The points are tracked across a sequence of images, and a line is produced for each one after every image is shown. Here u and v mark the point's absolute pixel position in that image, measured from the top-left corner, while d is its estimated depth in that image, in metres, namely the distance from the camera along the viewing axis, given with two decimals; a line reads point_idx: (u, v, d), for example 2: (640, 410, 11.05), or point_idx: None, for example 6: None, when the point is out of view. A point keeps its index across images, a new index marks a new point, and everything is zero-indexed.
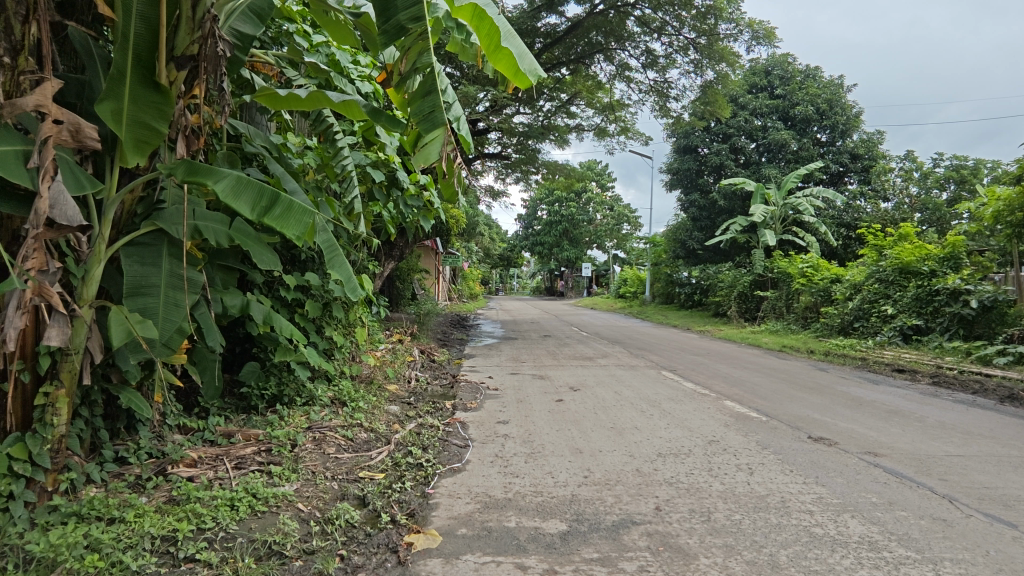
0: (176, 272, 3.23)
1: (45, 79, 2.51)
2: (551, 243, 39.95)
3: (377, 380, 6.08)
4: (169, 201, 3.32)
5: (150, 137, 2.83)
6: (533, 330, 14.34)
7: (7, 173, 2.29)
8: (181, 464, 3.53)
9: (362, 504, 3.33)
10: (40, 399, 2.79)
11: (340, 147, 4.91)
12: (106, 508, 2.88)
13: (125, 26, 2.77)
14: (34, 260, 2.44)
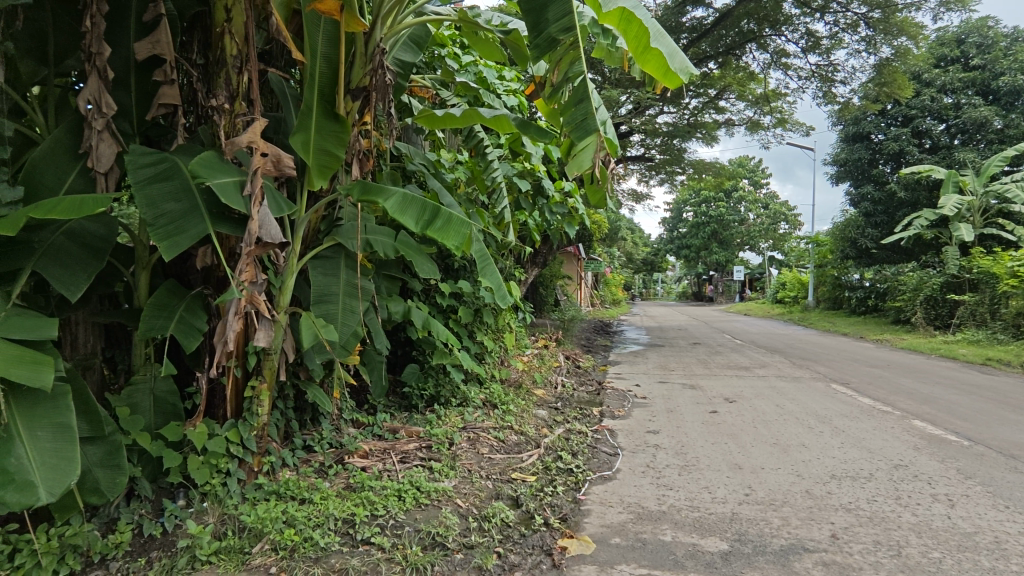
0: (352, 282, 3.61)
1: (254, 119, 2.94)
2: (698, 245, 38.10)
3: (525, 385, 6.24)
4: (346, 218, 3.71)
5: (331, 162, 3.17)
6: (681, 337, 13.74)
7: (229, 200, 2.66)
8: (356, 454, 3.92)
9: (516, 504, 3.44)
10: (249, 391, 3.28)
11: (490, 160, 5.16)
12: (298, 489, 3.30)
13: (311, 66, 3.12)
14: (246, 273, 2.86)
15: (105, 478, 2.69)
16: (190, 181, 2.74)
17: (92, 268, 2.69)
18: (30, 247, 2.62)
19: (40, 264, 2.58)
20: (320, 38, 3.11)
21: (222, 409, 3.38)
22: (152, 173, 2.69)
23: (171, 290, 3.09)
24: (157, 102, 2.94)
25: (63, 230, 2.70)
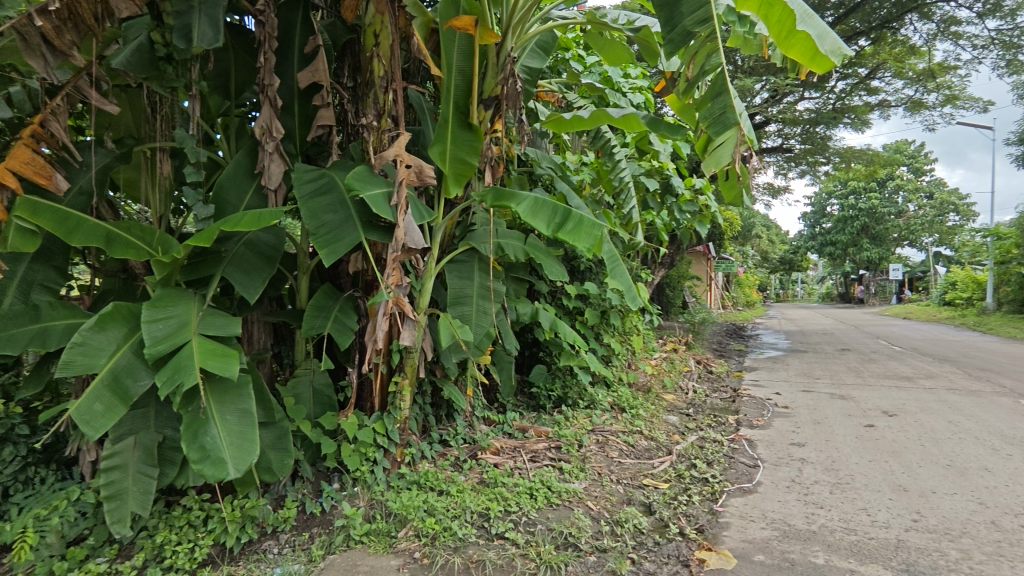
0: (485, 284, 3.75)
1: (398, 134, 3.17)
2: (846, 242, 34.58)
3: (654, 389, 6.06)
4: (479, 223, 3.87)
5: (465, 170, 3.32)
6: (827, 343, 12.54)
7: (379, 210, 2.88)
8: (489, 451, 4.07)
9: (648, 511, 3.36)
10: (392, 387, 3.54)
11: (617, 160, 5.10)
12: (437, 480, 3.49)
13: (447, 81, 3.29)
14: (393, 277, 3.10)
15: (275, 459, 3.04)
16: (346, 194, 3.01)
17: (266, 273, 3.07)
18: (219, 256, 3.04)
19: (227, 270, 2.99)
20: (456, 53, 3.27)
21: (370, 402, 3.67)
22: (314, 188, 3.00)
23: (328, 293, 3.42)
24: (317, 124, 3.28)
25: (243, 241, 3.10)
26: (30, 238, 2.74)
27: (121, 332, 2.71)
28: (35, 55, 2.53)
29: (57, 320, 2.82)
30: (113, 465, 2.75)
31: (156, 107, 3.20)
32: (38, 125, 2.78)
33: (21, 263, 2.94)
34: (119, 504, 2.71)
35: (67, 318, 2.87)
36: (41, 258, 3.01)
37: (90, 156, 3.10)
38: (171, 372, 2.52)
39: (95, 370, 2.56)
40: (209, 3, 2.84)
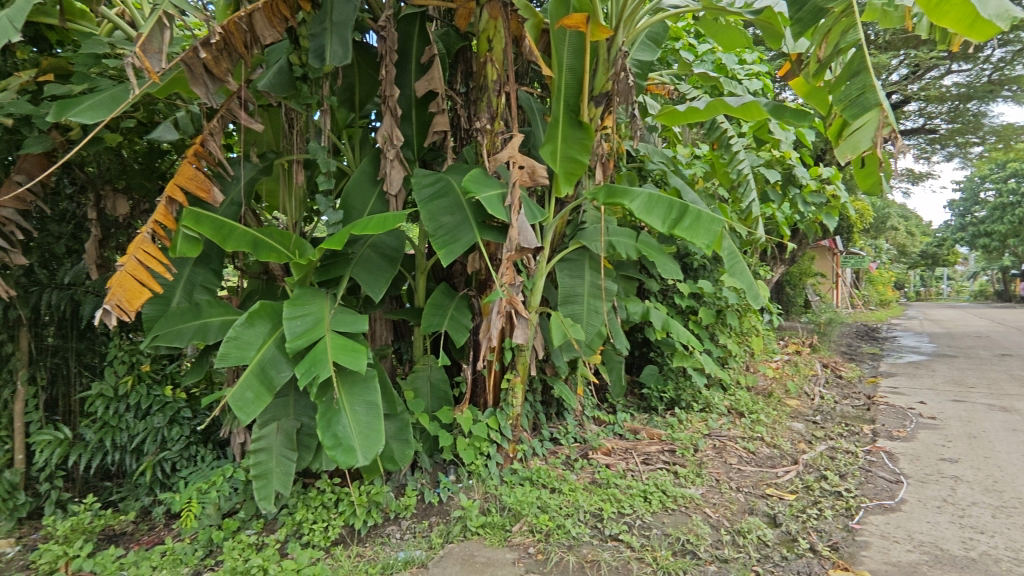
0: (596, 282, 3.73)
1: (511, 136, 3.24)
2: (1005, 232, 30.28)
3: (777, 394, 5.68)
4: (590, 222, 3.86)
5: (576, 169, 3.31)
6: (983, 347, 11.04)
7: (494, 210, 2.94)
8: (600, 451, 4.03)
9: (774, 523, 3.16)
10: (505, 383, 3.62)
11: (735, 151, 4.82)
12: (548, 478, 3.52)
13: (558, 80, 3.30)
14: (507, 276, 3.16)
15: (397, 449, 3.22)
16: (461, 196, 3.12)
17: (388, 274, 3.26)
18: (348, 258, 3.27)
19: (354, 271, 3.22)
20: (567, 51, 3.27)
21: (483, 398, 3.80)
22: (433, 191, 3.14)
23: (445, 291, 3.57)
24: (433, 130, 3.43)
25: (368, 243, 3.32)
26: (193, 243, 3.08)
27: (266, 327, 3.01)
28: (198, 82, 2.83)
29: (214, 317, 3.19)
30: (260, 447, 3.06)
31: (293, 123, 3.52)
32: (199, 145, 3.15)
33: (186, 267, 3.36)
34: (265, 483, 3.01)
35: (223, 314, 3.24)
36: (202, 262, 3.41)
37: (240, 170, 3.46)
38: (309, 364, 2.75)
39: (246, 361, 2.86)
40: (339, 24, 3.05)
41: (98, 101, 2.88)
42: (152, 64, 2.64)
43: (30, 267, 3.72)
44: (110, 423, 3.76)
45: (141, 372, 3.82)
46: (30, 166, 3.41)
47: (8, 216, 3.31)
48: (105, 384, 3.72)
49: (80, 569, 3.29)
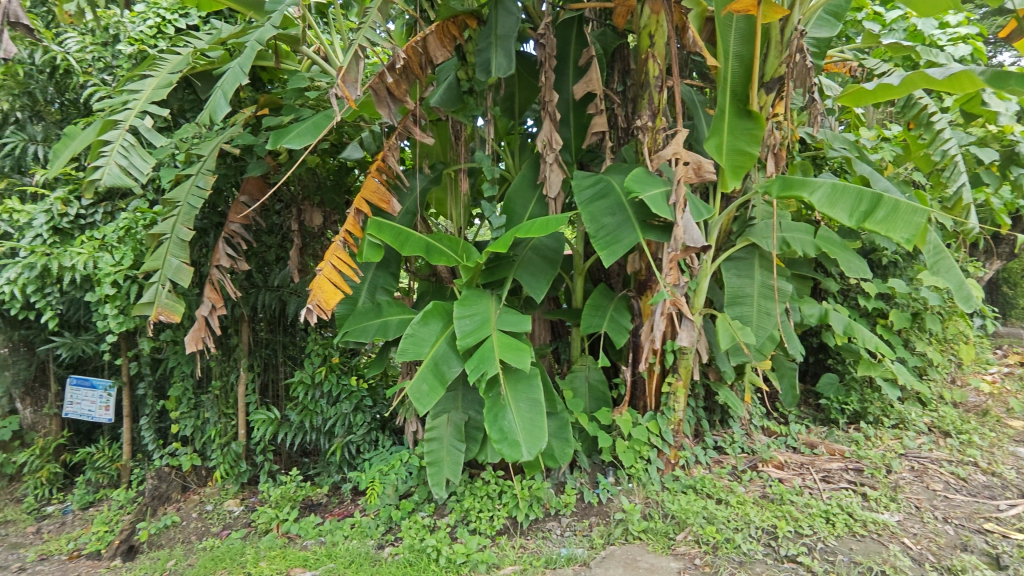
0: (767, 282, 3.47)
1: (675, 132, 3.15)
2: None
3: (995, 413, 4.80)
4: (759, 217, 3.61)
5: (745, 162, 3.12)
6: None
7: (659, 209, 2.88)
8: (771, 464, 3.74)
9: (995, 565, 2.71)
10: (666, 387, 3.53)
11: (939, 129, 4.19)
12: (714, 488, 3.35)
13: (724, 69, 3.12)
14: (671, 276, 3.11)
15: (558, 446, 3.28)
16: (623, 196, 3.09)
17: (550, 275, 3.34)
18: (511, 260, 3.41)
19: (518, 273, 3.35)
20: (733, 37, 3.07)
21: (642, 400, 3.67)
22: (593, 192, 3.14)
23: (603, 292, 3.58)
24: (591, 132, 3.43)
25: (530, 245, 3.43)
26: (377, 249, 3.41)
27: (439, 326, 3.25)
28: (384, 104, 3.13)
29: (393, 316, 3.50)
30: (434, 436, 3.31)
31: (460, 135, 3.76)
32: (381, 161, 3.50)
33: (370, 270, 3.73)
34: (438, 469, 3.26)
35: (400, 314, 3.55)
36: (382, 266, 3.77)
37: (414, 182, 3.78)
38: (478, 361, 2.93)
39: (422, 357, 3.11)
40: (504, 37, 3.20)
41: (303, 128, 3.32)
42: (350, 93, 2.99)
43: (250, 273, 4.44)
44: (309, 407, 4.34)
45: (332, 364, 4.33)
46: (251, 189, 4.02)
47: (235, 230, 3.96)
48: (304, 372, 4.30)
49: (289, 531, 3.93)
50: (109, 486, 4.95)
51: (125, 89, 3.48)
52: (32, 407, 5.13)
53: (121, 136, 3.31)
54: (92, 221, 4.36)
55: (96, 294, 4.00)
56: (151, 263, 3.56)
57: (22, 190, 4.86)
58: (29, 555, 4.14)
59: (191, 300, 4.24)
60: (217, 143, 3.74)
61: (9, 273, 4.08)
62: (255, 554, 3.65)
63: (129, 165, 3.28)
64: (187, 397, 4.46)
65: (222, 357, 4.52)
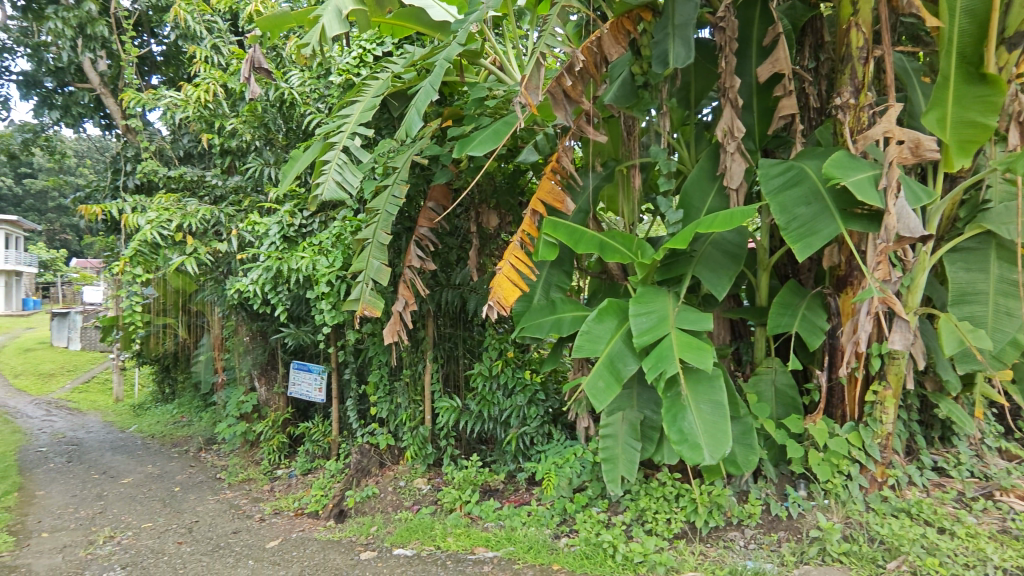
0: (1006, 277, 2.95)
1: (884, 107, 2.80)
2: None
3: None
4: (996, 200, 3.06)
5: (977, 135, 2.69)
6: None
7: (867, 197, 2.59)
8: (1013, 494, 3.14)
9: None
10: (870, 396, 3.15)
11: None
12: (935, 514, 2.92)
13: (949, 29, 2.69)
14: (881, 271, 2.79)
15: (741, 453, 3.10)
16: (819, 183, 2.82)
17: (733, 271, 3.17)
18: (690, 256, 3.30)
19: (697, 269, 3.22)
20: None
21: (840, 410, 3.33)
22: (784, 180, 2.90)
23: (793, 290, 3.30)
24: (778, 116, 3.17)
25: (709, 240, 3.28)
26: (551, 248, 3.51)
27: (614, 323, 3.25)
28: (561, 107, 3.21)
29: (567, 313, 3.58)
30: (609, 432, 3.33)
31: (632, 131, 3.72)
32: (555, 163, 3.61)
33: (544, 269, 3.85)
34: (612, 466, 3.26)
35: (573, 310, 3.61)
36: (556, 265, 3.87)
37: (587, 180, 3.82)
38: (656, 360, 2.88)
39: (598, 354, 3.14)
40: (682, 26, 3.09)
41: (485, 136, 3.53)
42: (532, 99, 3.12)
43: (435, 273, 4.87)
44: (487, 398, 4.60)
45: (508, 358, 4.54)
46: (437, 196, 4.41)
47: (424, 234, 4.35)
48: (483, 365, 4.59)
49: (471, 512, 4.23)
50: (323, 457, 5.75)
51: (339, 115, 4.02)
52: (265, 385, 6.38)
53: (336, 155, 3.83)
54: (311, 230, 5.10)
55: (316, 292, 4.67)
56: (358, 265, 4.06)
57: (259, 206, 5.89)
58: (268, 509, 5.10)
59: (388, 297, 4.77)
60: (409, 155, 4.14)
61: (253, 274, 4.97)
62: (443, 530, 4.01)
63: (343, 179, 3.78)
64: (383, 383, 5.08)
65: (411, 349, 5.02)
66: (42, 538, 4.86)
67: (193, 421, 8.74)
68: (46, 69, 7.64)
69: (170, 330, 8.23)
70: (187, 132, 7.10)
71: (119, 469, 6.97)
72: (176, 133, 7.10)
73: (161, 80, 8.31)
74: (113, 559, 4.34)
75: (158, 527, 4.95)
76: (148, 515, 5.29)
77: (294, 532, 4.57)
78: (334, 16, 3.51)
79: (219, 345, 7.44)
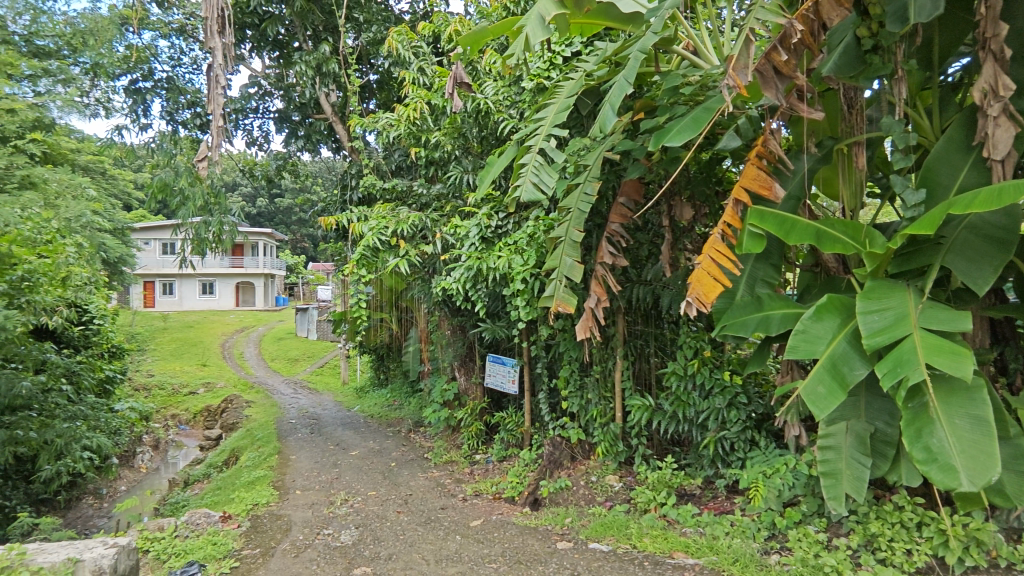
0: None
1: None
2: None
3: None
4: None
5: None
6: None
7: None
8: None
9: None
10: None
11: None
12: None
13: None
14: None
15: (1011, 482, 2.55)
16: None
17: (999, 261, 2.62)
18: (936, 244, 2.81)
19: (947, 260, 2.73)
20: None
21: None
22: None
23: None
24: None
25: (963, 224, 2.76)
26: (758, 239, 3.21)
27: (836, 322, 2.90)
28: (771, 85, 2.93)
29: (776, 310, 3.27)
30: (829, 444, 2.98)
31: (854, 103, 3.30)
32: (762, 146, 3.32)
33: (749, 262, 3.56)
34: (834, 483, 2.89)
35: (784, 307, 3.29)
36: (762, 258, 3.57)
37: (799, 164, 3.45)
38: (893, 365, 2.50)
39: (817, 355, 2.81)
40: None
41: (683, 126, 3.38)
42: (740, 80, 2.91)
43: (625, 269, 4.82)
44: (682, 398, 4.38)
45: (704, 357, 4.27)
46: (629, 191, 4.33)
47: (616, 230, 4.32)
48: (677, 363, 4.39)
49: (667, 515, 4.10)
50: (516, 446, 6.04)
51: (534, 119, 4.18)
52: (465, 376, 6.94)
53: (533, 158, 4.00)
54: (506, 230, 5.39)
55: (512, 289, 4.92)
56: (552, 263, 4.17)
57: (459, 211, 6.40)
58: (469, 490, 5.52)
59: (581, 294, 4.83)
60: (601, 152, 4.15)
61: (456, 273, 5.38)
62: (639, 530, 3.96)
63: (540, 181, 3.92)
64: (574, 378, 5.22)
65: (601, 345, 5.03)
66: (296, 494, 5.87)
67: (403, 404, 9.83)
68: (294, 106, 9.19)
69: (385, 323, 9.36)
70: (398, 148, 8.00)
71: (348, 443, 8.13)
72: (389, 150, 8.03)
73: (377, 104, 9.48)
74: (348, 519, 5.06)
75: (380, 496, 5.66)
76: (373, 485, 6.07)
77: (494, 514, 4.88)
78: (537, 24, 3.65)
79: (425, 338, 8.25)
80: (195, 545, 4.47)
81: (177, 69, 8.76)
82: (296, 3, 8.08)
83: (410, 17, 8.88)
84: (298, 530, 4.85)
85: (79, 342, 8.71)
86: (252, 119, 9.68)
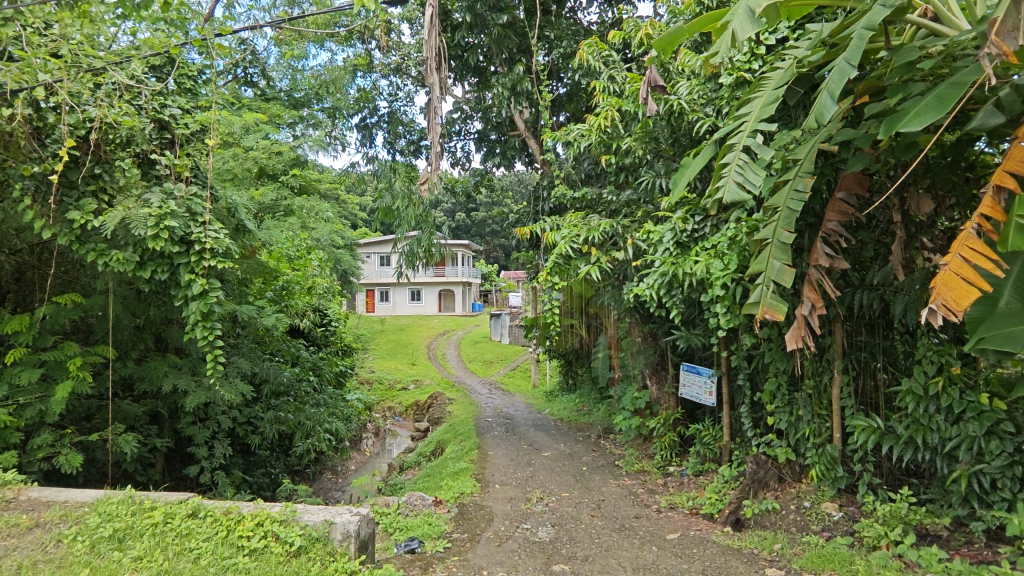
0: None
1: None
2: None
3: None
4: None
5: None
6: None
7: None
8: None
9: None
10: None
11: None
12: None
13: None
14: None
15: None
16: None
17: None
18: None
19: None
20: None
21: None
22: None
23: None
24: None
25: None
26: None
27: None
28: None
29: None
30: None
31: None
32: None
33: (1017, 262, 2.95)
34: None
35: None
36: None
37: None
38: None
39: None
40: None
41: (924, 105, 2.93)
42: (1008, 44, 2.48)
43: (846, 272, 4.30)
44: (921, 422, 3.76)
45: (952, 375, 3.62)
46: (848, 184, 3.89)
47: (833, 228, 3.89)
48: (914, 381, 3.79)
49: (904, 555, 3.53)
50: (714, 461, 5.73)
51: (736, 115, 3.96)
52: (656, 384, 6.80)
53: (736, 157, 3.80)
54: (703, 234, 5.18)
55: (711, 295, 4.70)
56: (757, 266, 3.88)
57: (651, 216, 6.30)
58: (664, 502, 5.38)
59: (790, 301, 4.43)
60: (815, 144, 3.79)
61: (649, 280, 5.30)
62: (867, 567, 3.49)
63: (745, 180, 3.71)
64: (782, 392, 4.79)
65: (815, 357, 4.55)
66: (496, 488, 6.29)
67: (592, 410, 9.94)
68: (491, 126, 9.91)
69: (575, 329, 9.56)
70: (588, 158, 8.17)
71: (540, 444, 8.48)
72: (579, 159, 8.22)
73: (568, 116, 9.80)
74: (545, 517, 5.28)
75: (574, 498, 5.81)
76: (566, 486, 6.25)
77: (692, 529, 4.70)
78: (746, 17, 3.47)
79: (615, 345, 8.26)
80: (415, 523, 5.05)
81: (395, 104, 10.02)
82: (493, 30, 8.66)
83: (600, 28, 9.04)
84: (500, 521, 5.19)
85: (322, 340, 10.36)
86: (456, 141, 10.66)
